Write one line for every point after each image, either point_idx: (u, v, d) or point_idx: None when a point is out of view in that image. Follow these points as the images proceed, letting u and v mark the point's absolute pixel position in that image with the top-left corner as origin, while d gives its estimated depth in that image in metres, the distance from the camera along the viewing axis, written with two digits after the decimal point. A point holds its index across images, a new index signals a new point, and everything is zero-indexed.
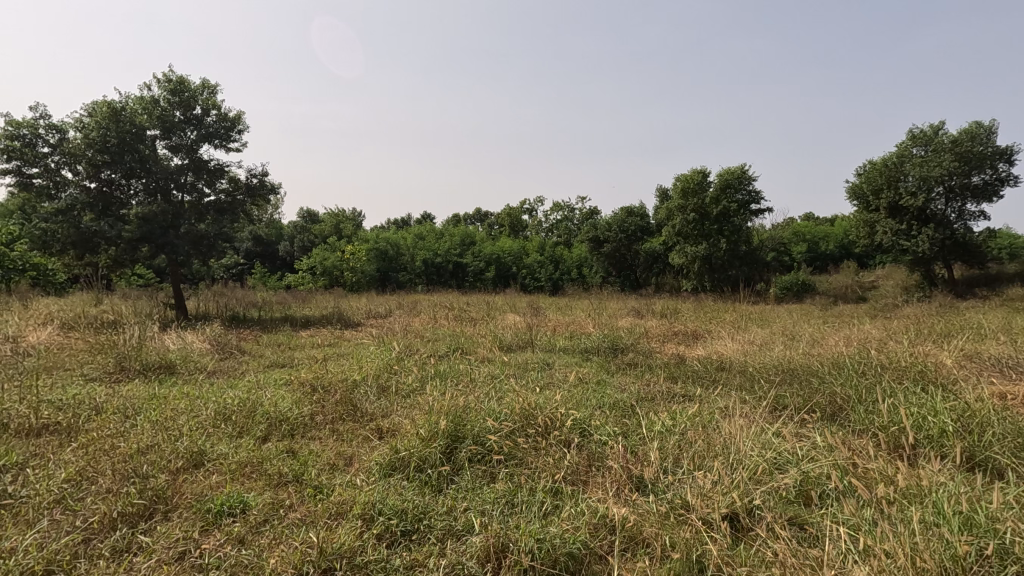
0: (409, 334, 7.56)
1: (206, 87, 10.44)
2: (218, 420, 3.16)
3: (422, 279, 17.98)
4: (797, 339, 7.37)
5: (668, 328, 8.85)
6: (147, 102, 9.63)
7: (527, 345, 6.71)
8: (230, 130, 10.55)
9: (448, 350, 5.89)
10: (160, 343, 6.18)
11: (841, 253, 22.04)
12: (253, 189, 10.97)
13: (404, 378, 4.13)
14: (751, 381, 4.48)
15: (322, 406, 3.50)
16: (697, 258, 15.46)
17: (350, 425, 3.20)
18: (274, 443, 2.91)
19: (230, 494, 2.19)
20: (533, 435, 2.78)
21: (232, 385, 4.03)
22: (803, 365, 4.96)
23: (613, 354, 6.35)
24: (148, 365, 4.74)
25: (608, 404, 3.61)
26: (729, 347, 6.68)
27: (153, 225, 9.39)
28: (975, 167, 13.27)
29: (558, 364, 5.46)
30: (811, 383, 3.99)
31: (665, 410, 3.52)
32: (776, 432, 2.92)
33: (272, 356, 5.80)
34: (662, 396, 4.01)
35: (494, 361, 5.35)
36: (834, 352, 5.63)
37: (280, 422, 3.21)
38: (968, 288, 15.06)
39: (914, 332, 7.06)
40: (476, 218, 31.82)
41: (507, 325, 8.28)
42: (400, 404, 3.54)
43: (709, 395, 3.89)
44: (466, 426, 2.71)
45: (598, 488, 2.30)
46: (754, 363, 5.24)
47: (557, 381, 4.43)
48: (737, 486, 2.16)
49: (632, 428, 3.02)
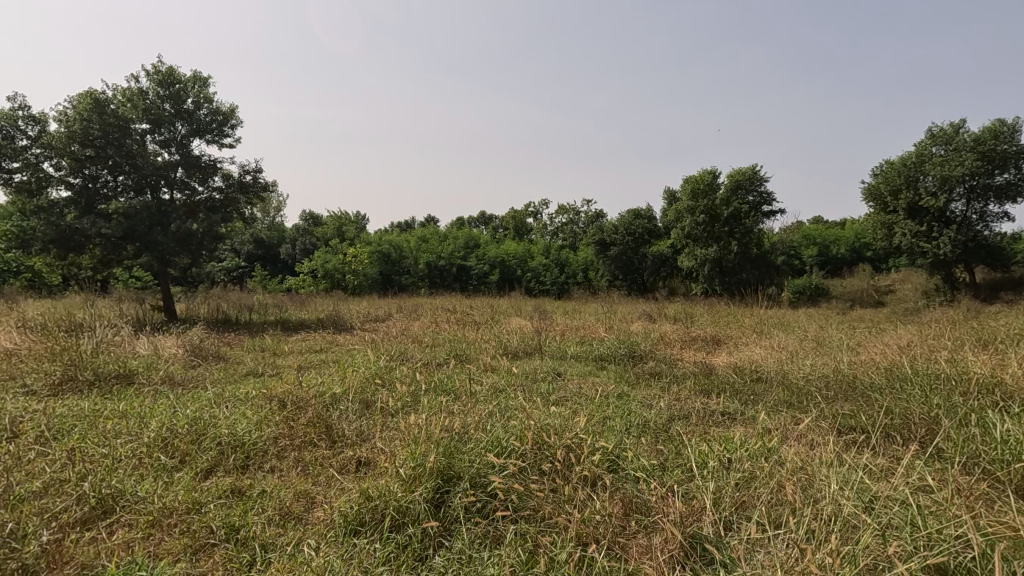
0: (405, 340, 6.93)
1: (200, 79, 9.88)
2: (155, 446, 2.52)
3: (425, 282, 17.34)
4: (828, 347, 6.68)
5: (683, 334, 8.15)
6: (134, 94, 9.06)
7: (535, 352, 6.07)
8: (223, 124, 9.98)
9: (446, 358, 5.24)
10: (131, 349, 5.59)
11: (855, 258, 21.26)
12: (247, 186, 10.37)
13: (396, 392, 3.51)
14: (800, 395, 3.82)
15: (289, 426, 2.87)
16: (707, 260, 14.82)
17: (322, 454, 2.58)
18: (216, 480, 2.27)
19: (129, 565, 1.56)
20: (550, 472, 2.14)
21: (191, 399, 3.42)
22: (850, 377, 4.30)
23: (630, 361, 5.72)
24: (101, 374, 4.14)
25: (638, 426, 3.00)
26: (755, 355, 6.00)
27: (137, 223, 8.77)
28: (999, 166, 12.64)
29: (571, 373, 4.83)
30: (880, 400, 3.34)
31: (712, 435, 2.89)
32: (862, 466, 2.29)
33: (251, 364, 5.19)
34: (700, 416, 3.36)
35: (499, 369, 4.74)
36: (878, 361, 4.96)
37: (233, 449, 2.60)
38: (992, 292, 14.28)
39: (956, 338, 6.36)
40: (479, 221, 31.27)
41: (513, 330, 7.66)
42: (386, 425, 2.93)
43: (763, 414, 3.25)
44: (462, 462, 2.08)
45: (644, 559, 1.66)
46: (795, 374, 4.57)
47: (573, 396, 3.81)
48: (845, 564, 1.53)
49: (674, 463, 2.41)
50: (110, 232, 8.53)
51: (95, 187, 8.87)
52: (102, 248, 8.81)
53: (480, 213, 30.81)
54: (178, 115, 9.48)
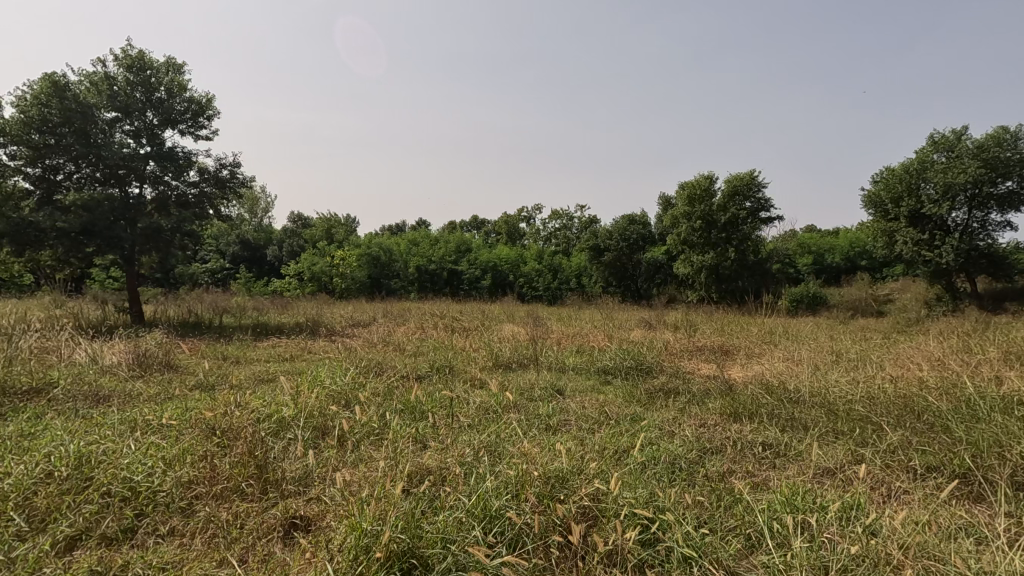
0: (385, 348, 6.22)
1: (174, 66, 9.11)
2: (7, 501, 1.79)
3: (416, 287, 16.66)
4: (849, 361, 6.02)
5: (687, 343, 7.49)
6: (99, 78, 8.25)
7: (530, 362, 5.40)
8: (199, 114, 9.18)
9: (428, 370, 4.56)
10: (68, 357, 4.84)
11: (849, 267, 20.81)
12: (224, 182, 9.52)
13: (361, 419, 2.83)
14: (851, 424, 3.18)
15: (212, 463, 2.19)
16: (704, 268, 14.20)
17: (246, 510, 1.89)
18: (73, 560, 1.56)
19: None
20: (559, 562, 1.52)
21: (97, 423, 2.68)
22: (895, 398, 3.69)
23: (636, 374, 5.07)
24: (6, 389, 3.40)
25: (669, 468, 2.37)
26: (774, 370, 5.33)
27: (99, 218, 7.83)
28: (1002, 174, 12.08)
29: (572, 389, 4.17)
30: (958, 432, 2.71)
31: (765, 485, 2.27)
32: (993, 545, 1.66)
33: (202, 375, 4.48)
34: (737, 450, 2.75)
35: (489, 384, 4.08)
36: (917, 380, 4.29)
37: (122, 503, 1.89)
38: (996, 302, 13.78)
39: (983, 352, 5.76)
40: (471, 226, 30.64)
41: (506, 337, 7.04)
42: (339, 467, 2.25)
43: (820, 451, 2.62)
44: (432, 546, 1.43)
45: None
46: (833, 395, 3.92)
47: (578, 421, 3.16)
48: None
49: (723, 528, 1.79)
50: (66, 225, 7.62)
51: (54, 178, 7.99)
52: (60, 247, 7.82)
53: (473, 217, 30.30)
54: (149, 103, 8.67)
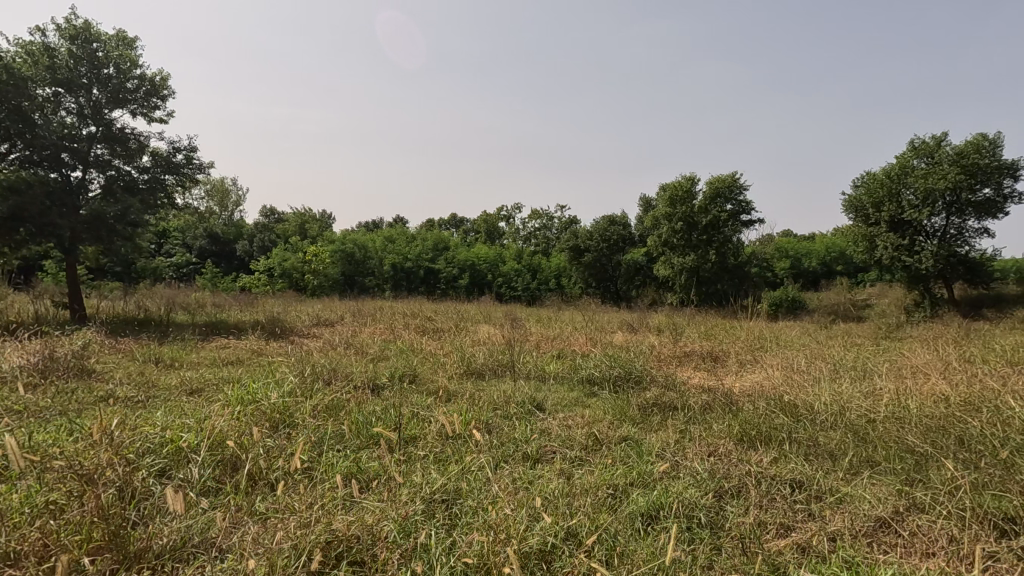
0: (345, 352, 5.55)
1: (125, 40, 8.08)
2: None
3: (390, 285, 15.81)
4: (848, 371, 5.52)
5: (674, 349, 6.99)
6: (36, 47, 7.20)
7: (506, 369, 4.80)
8: (153, 94, 8.12)
9: (387, 380, 3.93)
10: None
11: (827, 271, 20.66)
12: (179, 167, 8.50)
13: (285, 451, 2.20)
14: (887, 453, 2.65)
15: (50, 526, 1.53)
16: (685, 270, 13.79)
17: None
18: None
19: None
20: None
21: None
22: (924, 418, 3.16)
23: (623, 384, 4.51)
24: None
25: (682, 523, 1.82)
26: (772, 382, 4.79)
27: (31, 201, 6.73)
28: (980, 181, 11.78)
29: (553, 403, 3.57)
30: None
31: (815, 551, 1.74)
32: None
33: (118, 381, 3.76)
34: (761, 490, 2.20)
35: (454, 398, 3.46)
36: (936, 397, 3.76)
37: None
38: (973, 308, 13.62)
39: (984, 364, 5.34)
40: (450, 225, 29.87)
41: (481, 340, 6.43)
42: (233, 531, 1.63)
43: (868, 498, 2.09)
44: None
45: None
46: (854, 413, 3.37)
47: (562, 448, 2.57)
48: None
49: None
50: None
51: None
52: None
53: (451, 217, 29.59)
54: (95, 79, 7.59)
